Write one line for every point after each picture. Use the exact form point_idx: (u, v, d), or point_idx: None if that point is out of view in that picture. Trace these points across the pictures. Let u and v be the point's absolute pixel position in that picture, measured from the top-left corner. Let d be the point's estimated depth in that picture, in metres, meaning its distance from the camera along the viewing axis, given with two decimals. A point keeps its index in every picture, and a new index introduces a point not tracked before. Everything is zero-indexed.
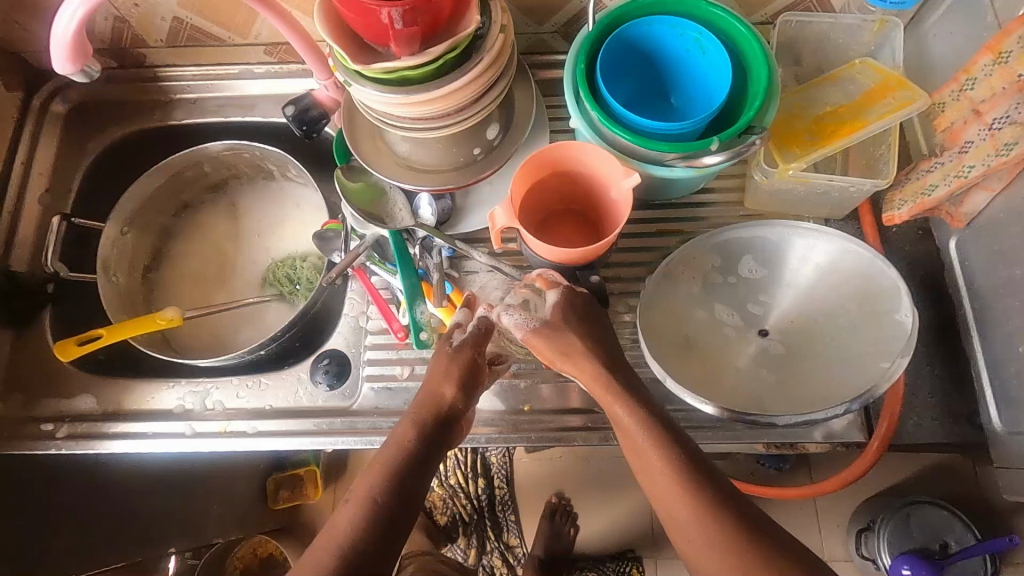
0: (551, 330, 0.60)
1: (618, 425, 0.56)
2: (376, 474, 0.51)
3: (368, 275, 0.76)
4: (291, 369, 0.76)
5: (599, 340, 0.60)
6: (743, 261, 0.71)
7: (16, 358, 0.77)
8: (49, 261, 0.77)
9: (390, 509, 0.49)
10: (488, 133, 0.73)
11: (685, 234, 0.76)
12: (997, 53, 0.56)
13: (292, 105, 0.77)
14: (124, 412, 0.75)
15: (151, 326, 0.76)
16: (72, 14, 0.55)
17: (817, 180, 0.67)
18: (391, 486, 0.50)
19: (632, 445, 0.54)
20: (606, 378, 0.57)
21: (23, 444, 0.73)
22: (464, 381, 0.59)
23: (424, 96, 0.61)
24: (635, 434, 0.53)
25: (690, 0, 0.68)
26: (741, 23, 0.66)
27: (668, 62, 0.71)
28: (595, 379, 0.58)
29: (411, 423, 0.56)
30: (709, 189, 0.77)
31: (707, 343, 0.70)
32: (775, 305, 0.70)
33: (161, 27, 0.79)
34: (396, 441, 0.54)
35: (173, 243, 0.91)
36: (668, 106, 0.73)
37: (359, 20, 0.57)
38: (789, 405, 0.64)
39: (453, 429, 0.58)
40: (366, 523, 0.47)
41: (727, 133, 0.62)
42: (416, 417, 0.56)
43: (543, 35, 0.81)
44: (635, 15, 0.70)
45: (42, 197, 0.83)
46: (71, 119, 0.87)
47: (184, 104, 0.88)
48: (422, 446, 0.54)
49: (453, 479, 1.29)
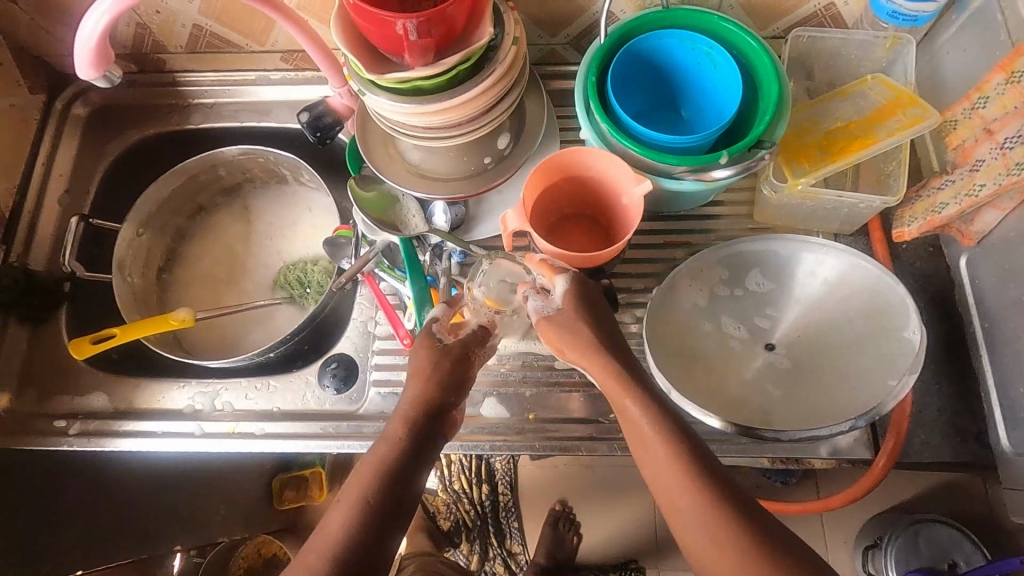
0: (562, 319, 0.60)
1: (625, 417, 0.56)
2: (368, 478, 0.52)
3: (377, 281, 0.77)
4: (299, 372, 0.77)
5: (608, 335, 0.60)
6: (750, 275, 0.71)
7: (32, 354, 0.79)
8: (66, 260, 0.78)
9: (381, 515, 0.50)
10: (499, 142, 0.73)
11: (692, 246, 0.76)
12: (1010, 72, 0.57)
13: (306, 112, 0.77)
14: (135, 411, 0.76)
15: (164, 326, 0.77)
16: (99, 17, 0.56)
17: (826, 196, 0.67)
18: (386, 492, 0.51)
19: (640, 442, 0.54)
20: (616, 368, 0.57)
21: (36, 439, 0.74)
22: (451, 376, 0.58)
23: (436, 106, 0.62)
24: (645, 427, 0.54)
25: (702, 14, 0.69)
26: (753, 38, 0.67)
27: (679, 75, 0.72)
28: (605, 369, 0.58)
29: (401, 420, 0.55)
30: (718, 202, 0.78)
31: (712, 356, 0.70)
32: (782, 319, 0.70)
33: (181, 34, 0.80)
34: (386, 439, 0.54)
35: (187, 244, 0.92)
36: (678, 118, 0.74)
37: (375, 31, 0.59)
38: (794, 420, 0.64)
39: (447, 417, 0.58)
40: (359, 529, 0.49)
41: (737, 147, 0.62)
42: (406, 417, 0.55)
43: (555, 46, 0.81)
44: (647, 28, 0.70)
45: (61, 198, 0.85)
46: (91, 122, 0.89)
47: (201, 109, 0.89)
48: (416, 442, 0.54)
49: (456, 484, 1.27)
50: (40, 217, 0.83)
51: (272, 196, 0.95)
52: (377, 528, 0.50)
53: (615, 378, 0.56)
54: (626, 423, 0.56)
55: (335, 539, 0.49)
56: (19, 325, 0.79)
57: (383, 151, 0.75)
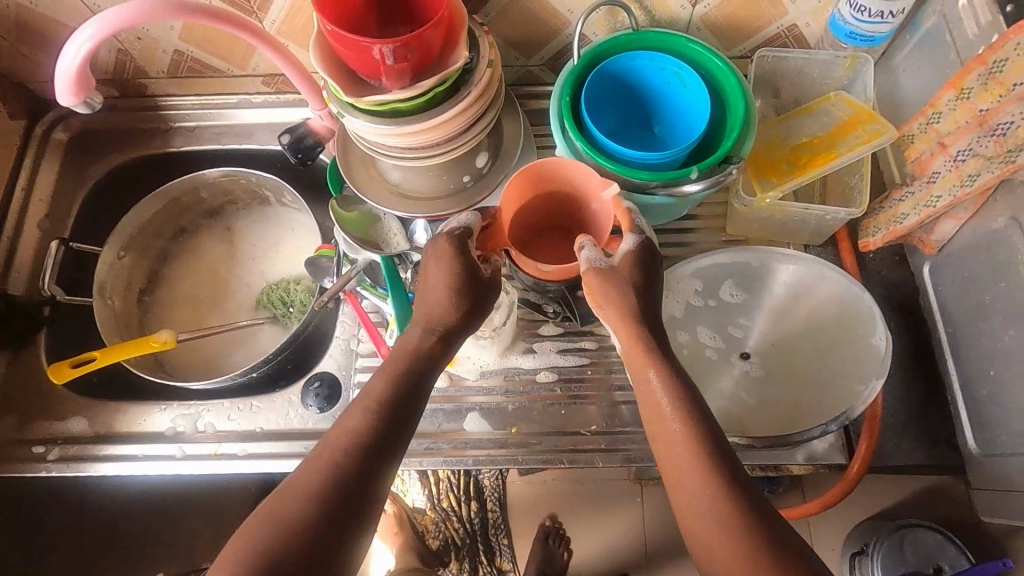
0: (615, 278, 0.58)
1: (643, 387, 0.55)
2: (344, 442, 0.50)
3: (359, 300, 0.78)
4: (282, 391, 0.77)
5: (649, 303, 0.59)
6: (723, 286, 0.73)
7: (10, 380, 0.78)
8: (47, 284, 0.78)
9: (352, 486, 0.48)
10: (477, 161, 0.75)
11: (668, 259, 0.78)
12: (960, 89, 0.59)
13: (287, 134, 0.79)
14: (116, 434, 0.76)
15: (145, 348, 0.77)
16: (80, 46, 0.57)
17: (793, 209, 0.70)
18: (361, 459, 0.49)
19: (659, 419, 0.53)
20: (648, 341, 0.56)
21: (15, 466, 0.74)
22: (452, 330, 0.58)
23: (415, 127, 0.64)
24: (660, 400, 0.53)
25: (670, 35, 0.71)
26: (719, 58, 0.69)
27: (651, 94, 0.74)
28: (637, 339, 0.56)
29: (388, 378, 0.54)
30: (692, 215, 0.80)
31: (690, 365, 0.71)
32: (755, 328, 0.72)
33: (162, 59, 0.82)
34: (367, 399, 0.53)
35: (169, 266, 0.92)
36: (651, 135, 0.76)
37: (353, 57, 0.61)
38: (770, 428, 0.65)
39: (430, 377, 0.56)
40: (326, 492, 0.47)
41: (706, 162, 0.64)
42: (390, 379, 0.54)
43: (531, 67, 0.84)
44: (618, 50, 0.73)
45: (42, 222, 0.85)
46: (72, 146, 0.89)
47: (183, 132, 0.90)
48: (394, 412, 0.53)
49: (445, 503, 1.25)
50: (20, 241, 0.83)
51: (254, 216, 0.95)
52: (351, 495, 0.48)
53: (648, 348, 0.56)
54: (644, 390, 0.55)
55: (302, 501, 0.46)
56: None
57: (364, 171, 0.76)
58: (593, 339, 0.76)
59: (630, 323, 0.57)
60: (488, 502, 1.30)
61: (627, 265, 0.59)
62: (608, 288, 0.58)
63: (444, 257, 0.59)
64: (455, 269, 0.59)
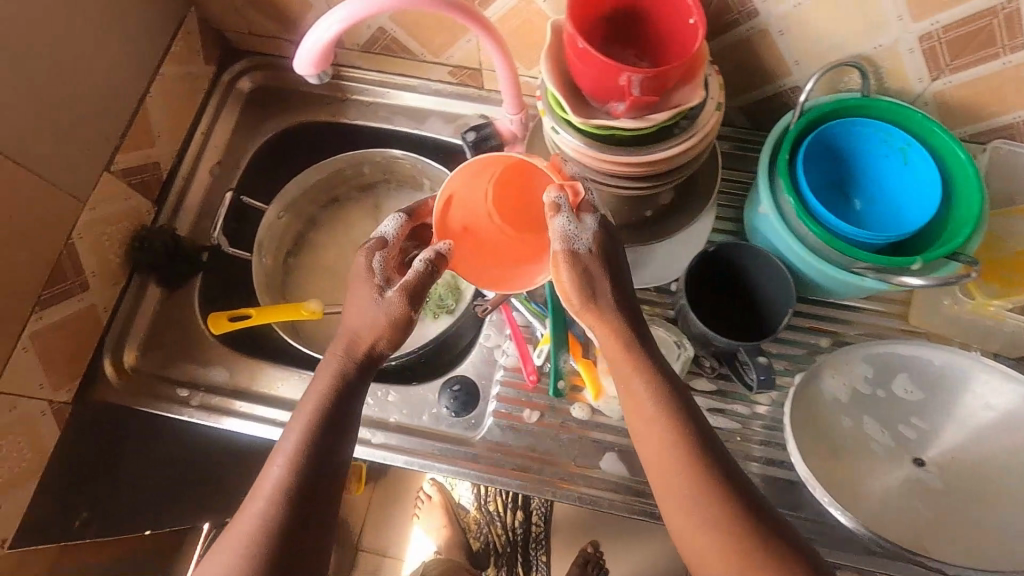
0: (596, 265, 0.56)
1: (642, 420, 0.53)
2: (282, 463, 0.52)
3: (512, 311, 0.76)
4: (419, 387, 0.76)
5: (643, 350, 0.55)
6: (898, 379, 0.69)
7: (162, 315, 0.80)
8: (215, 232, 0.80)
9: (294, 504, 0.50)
10: (662, 197, 0.73)
11: (838, 337, 0.74)
12: None
13: (473, 132, 0.78)
14: (253, 393, 0.76)
15: (295, 314, 0.78)
16: (335, 24, 0.57)
17: (1014, 320, 0.67)
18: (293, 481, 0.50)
19: (664, 470, 0.51)
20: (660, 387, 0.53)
21: (154, 403, 0.75)
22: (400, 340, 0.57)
23: (628, 159, 0.62)
24: (670, 451, 0.51)
25: (903, 109, 0.67)
26: (957, 146, 0.65)
27: (862, 165, 0.69)
28: (613, 334, 0.55)
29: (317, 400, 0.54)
30: (871, 296, 0.75)
31: (854, 457, 0.68)
32: (929, 431, 0.68)
33: (362, 33, 0.81)
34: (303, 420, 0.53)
35: (316, 233, 0.93)
36: (851, 208, 0.69)
37: (596, 80, 0.59)
38: (940, 545, 0.63)
39: (355, 399, 0.56)
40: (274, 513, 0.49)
41: (933, 255, 0.60)
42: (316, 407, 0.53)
43: (728, 108, 0.80)
44: (839, 113, 0.69)
45: (213, 168, 0.87)
46: (251, 99, 0.91)
47: (357, 105, 0.90)
48: (329, 425, 0.54)
49: (492, 505, 1.29)
50: (191, 184, 0.85)
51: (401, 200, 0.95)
52: (294, 522, 0.49)
53: (643, 383, 0.54)
54: (646, 426, 0.53)
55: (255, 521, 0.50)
56: (155, 285, 0.80)
57: None
58: (745, 403, 0.73)
59: (600, 317, 0.56)
60: (533, 514, 1.26)
61: (598, 262, 0.56)
62: (579, 282, 0.55)
63: (360, 278, 0.59)
64: (375, 305, 0.57)
